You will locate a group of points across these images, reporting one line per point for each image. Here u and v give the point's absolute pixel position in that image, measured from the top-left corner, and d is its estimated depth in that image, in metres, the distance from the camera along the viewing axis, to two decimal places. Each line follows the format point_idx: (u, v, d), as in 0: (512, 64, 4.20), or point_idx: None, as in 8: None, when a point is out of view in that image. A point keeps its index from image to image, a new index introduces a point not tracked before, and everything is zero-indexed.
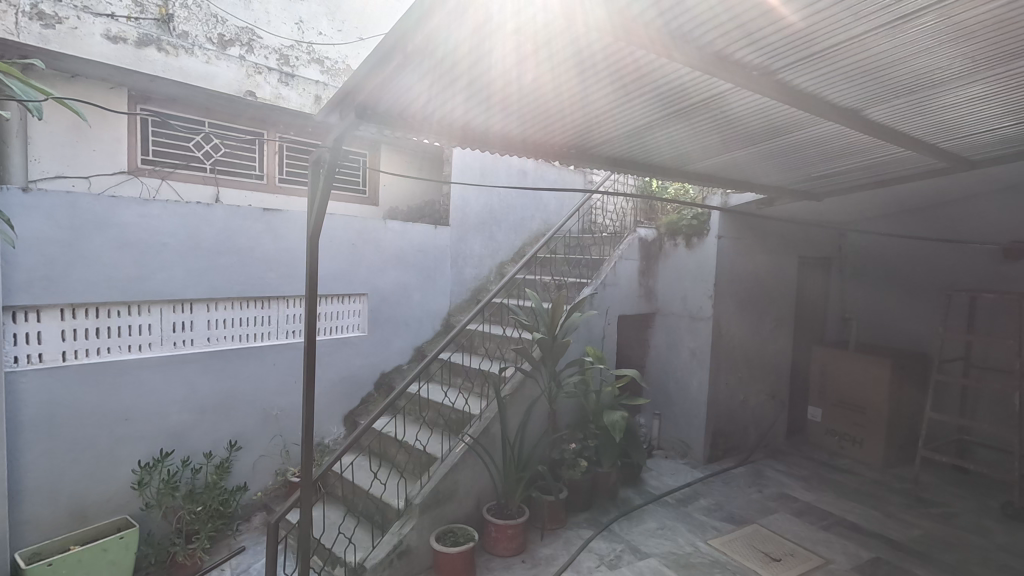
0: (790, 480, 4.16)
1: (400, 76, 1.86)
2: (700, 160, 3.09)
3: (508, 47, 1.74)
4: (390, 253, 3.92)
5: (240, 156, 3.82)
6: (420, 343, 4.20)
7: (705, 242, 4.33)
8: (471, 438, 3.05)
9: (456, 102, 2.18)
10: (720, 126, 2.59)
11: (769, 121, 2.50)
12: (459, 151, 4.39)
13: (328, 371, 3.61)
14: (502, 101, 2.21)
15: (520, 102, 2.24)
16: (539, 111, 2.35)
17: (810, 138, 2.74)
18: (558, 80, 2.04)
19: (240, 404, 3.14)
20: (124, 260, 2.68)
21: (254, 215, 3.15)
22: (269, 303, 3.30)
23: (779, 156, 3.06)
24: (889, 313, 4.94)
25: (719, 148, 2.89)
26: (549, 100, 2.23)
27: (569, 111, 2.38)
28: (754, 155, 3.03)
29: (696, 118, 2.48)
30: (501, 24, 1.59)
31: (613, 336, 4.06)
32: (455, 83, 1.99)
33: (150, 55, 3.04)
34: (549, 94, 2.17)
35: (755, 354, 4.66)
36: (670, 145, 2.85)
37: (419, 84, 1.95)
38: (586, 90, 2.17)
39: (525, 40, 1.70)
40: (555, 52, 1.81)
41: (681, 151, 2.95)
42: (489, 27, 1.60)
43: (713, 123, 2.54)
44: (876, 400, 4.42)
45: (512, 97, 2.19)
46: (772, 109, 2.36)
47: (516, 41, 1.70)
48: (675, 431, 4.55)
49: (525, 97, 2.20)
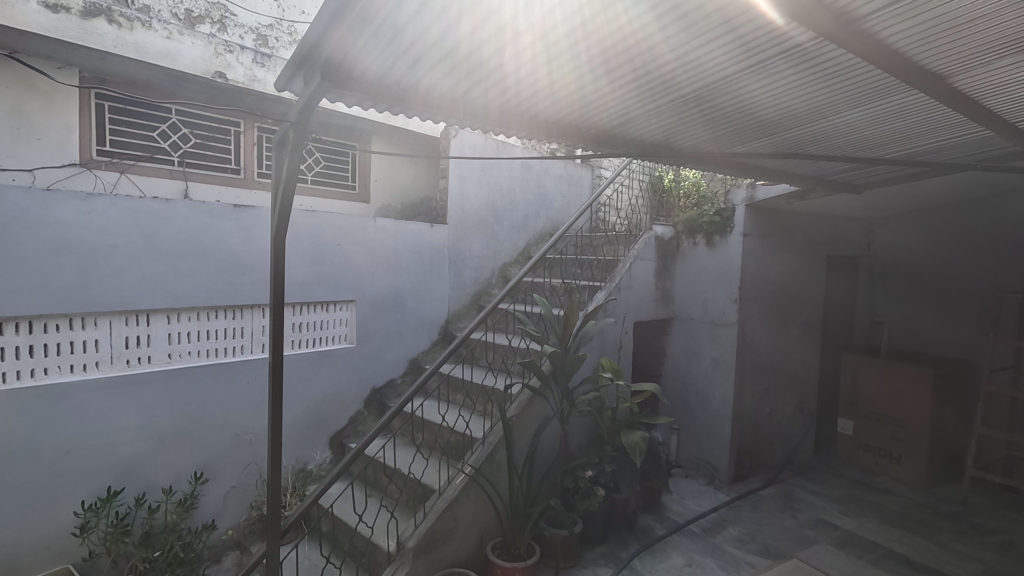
0: (825, 503, 3.75)
1: (403, 78, 1.74)
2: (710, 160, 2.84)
3: (506, 52, 1.61)
4: (381, 254, 3.52)
5: (212, 146, 3.42)
6: (416, 354, 3.80)
7: (728, 241, 3.94)
8: (472, 468, 2.65)
9: (438, 94, 1.91)
10: (730, 121, 2.30)
11: (782, 114, 2.21)
12: (457, 142, 3.98)
13: (312, 388, 3.20)
14: (501, 108, 2.07)
15: (511, 98, 2.00)
16: (539, 120, 2.21)
17: (827, 131, 2.45)
18: (560, 89, 1.92)
19: (208, 429, 2.74)
20: (64, 264, 2.27)
21: (223, 213, 2.74)
22: (242, 313, 2.91)
23: (794, 152, 2.78)
24: (925, 317, 4.56)
25: (727, 143, 2.63)
26: (541, 99, 2.01)
27: (570, 117, 2.24)
28: (768, 151, 2.75)
29: (708, 112, 2.19)
30: (505, 32, 1.50)
31: (629, 345, 3.65)
32: (439, 73, 1.74)
33: (98, 28, 2.63)
34: (548, 102, 2.04)
35: (782, 363, 4.26)
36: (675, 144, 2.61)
37: (421, 86, 1.83)
38: (588, 96, 2.02)
39: (514, 25, 1.47)
40: (550, 40, 1.56)
41: (688, 151, 2.71)
42: (488, 29, 1.48)
43: (716, 119, 2.28)
44: (917, 413, 4.02)
45: (513, 106, 2.07)
46: (784, 103, 2.08)
47: (515, 45, 1.58)
48: (696, 448, 4.15)
49: (526, 106, 2.08)
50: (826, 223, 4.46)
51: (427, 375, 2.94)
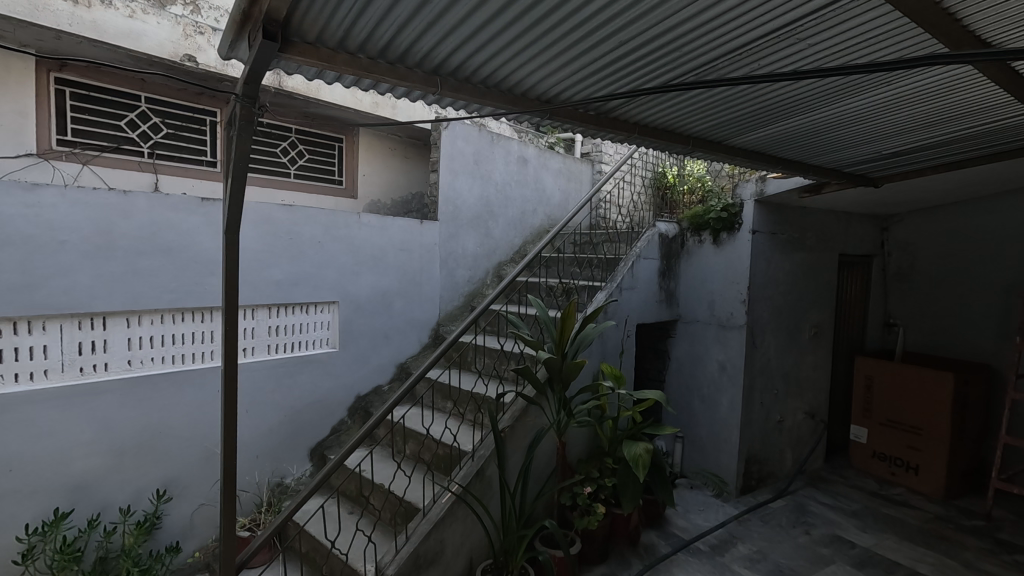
0: (840, 518, 3.53)
1: None
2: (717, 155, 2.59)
3: (496, 28, 1.39)
4: (366, 252, 3.29)
5: (185, 137, 3.21)
6: (405, 358, 3.58)
7: (736, 239, 3.71)
8: (460, 485, 2.42)
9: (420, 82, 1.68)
10: (738, 106, 2.07)
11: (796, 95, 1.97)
12: (449, 133, 3.74)
13: (290, 396, 2.98)
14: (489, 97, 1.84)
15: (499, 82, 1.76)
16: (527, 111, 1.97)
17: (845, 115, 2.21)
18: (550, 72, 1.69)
19: (173, 442, 2.52)
20: (5, 262, 2.05)
21: (190, 207, 2.52)
22: (212, 315, 2.68)
23: (809, 141, 2.53)
24: (943, 319, 4.34)
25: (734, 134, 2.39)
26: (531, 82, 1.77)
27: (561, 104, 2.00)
28: (779, 141, 2.50)
29: (712, 96, 1.95)
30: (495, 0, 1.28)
31: (631, 349, 3.43)
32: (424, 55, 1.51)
33: (51, 4, 2.41)
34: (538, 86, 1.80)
35: (793, 368, 4.04)
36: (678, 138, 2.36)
37: None
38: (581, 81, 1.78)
39: None
40: (540, 10, 1.33)
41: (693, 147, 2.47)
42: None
43: (722, 104, 2.04)
44: (936, 421, 3.80)
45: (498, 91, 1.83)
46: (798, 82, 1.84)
47: (505, 18, 1.35)
48: (702, 458, 3.93)
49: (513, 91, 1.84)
50: (838, 220, 4.25)
51: (414, 382, 2.70)
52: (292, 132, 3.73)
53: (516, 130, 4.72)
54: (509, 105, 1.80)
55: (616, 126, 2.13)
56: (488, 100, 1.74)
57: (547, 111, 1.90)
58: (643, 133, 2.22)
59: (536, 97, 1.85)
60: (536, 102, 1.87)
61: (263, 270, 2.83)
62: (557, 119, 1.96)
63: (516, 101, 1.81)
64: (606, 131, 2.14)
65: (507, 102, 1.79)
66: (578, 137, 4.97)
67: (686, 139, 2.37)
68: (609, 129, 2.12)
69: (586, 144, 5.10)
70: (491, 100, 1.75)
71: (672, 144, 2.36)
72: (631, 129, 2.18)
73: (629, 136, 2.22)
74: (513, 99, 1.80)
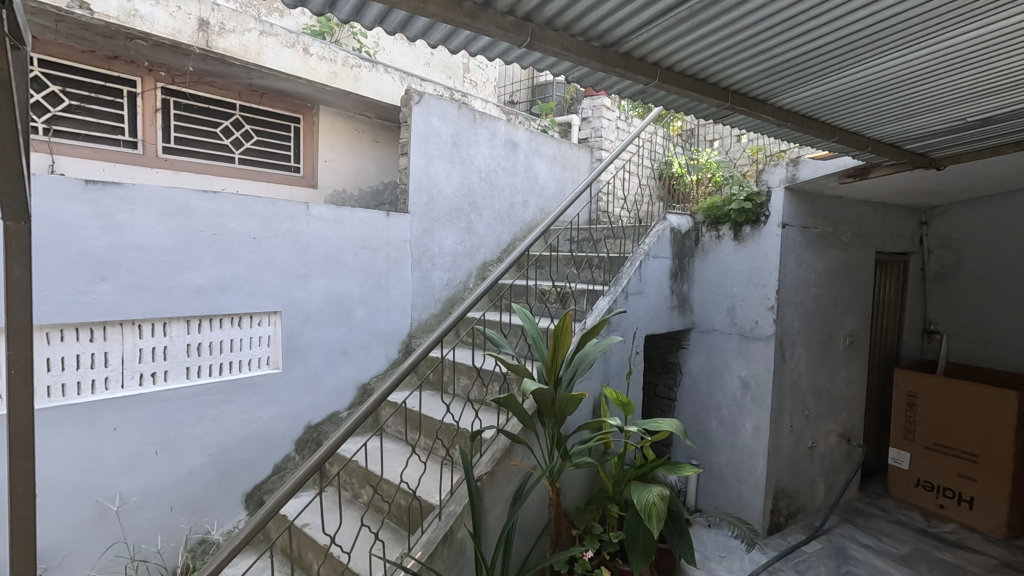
0: (888, 566, 2.96)
1: None
2: (761, 118, 1.96)
3: None
4: (317, 251, 2.70)
5: (95, 111, 2.64)
6: (369, 378, 3.00)
7: (762, 234, 3.14)
8: (421, 558, 1.86)
9: None
10: (810, 32, 1.43)
11: (902, 12, 1.33)
12: (421, 110, 3.14)
13: (218, 430, 2.39)
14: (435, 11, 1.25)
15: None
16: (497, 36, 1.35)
17: (949, 54, 1.57)
18: None
19: (48, 498, 1.94)
20: None
21: (68, 191, 1.93)
22: (107, 333, 2.08)
23: (884, 98, 1.89)
24: (994, 327, 3.78)
25: (791, 84, 1.75)
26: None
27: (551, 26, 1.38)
28: (845, 96, 1.87)
29: (778, 11, 1.31)
30: None
31: (640, 367, 2.85)
32: None
33: None
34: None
35: (827, 384, 3.47)
36: (716, 87, 1.73)
37: None
38: None
39: None
40: None
41: (733, 104, 1.83)
42: None
43: (788, 28, 1.40)
44: (994, 448, 3.24)
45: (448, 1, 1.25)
46: None
47: None
48: (722, 493, 3.36)
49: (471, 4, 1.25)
50: (876, 212, 3.68)
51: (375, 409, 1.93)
52: (236, 109, 3.15)
53: (504, 112, 4.14)
54: (465, 19, 1.21)
55: (629, 67, 1.53)
56: (431, 8, 1.15)
57: (525, 33, 1.30)
58: (666, 79, 1.62)
59: (510, 12, 1.26)
60: (510, 19, 1.27)
61: (178, 273, 2.23)
62: (541, 48, 1.36)
63: (475, 14, 1.21)
64: (616, 72, 1.54)
65: (460, 14, 1.19)
66: (574, 120, 4.41)
67: (722, 91, 1.76)
68: (619, 70, 1.52)
69: (585, 129, 4.53)
70: (435, 8, 1.16)
71: (704, 98, 1.75)
72: (650, 71, 1.57)
73: (648, 82, 1.61)
74: (470, 9, 1.20)
